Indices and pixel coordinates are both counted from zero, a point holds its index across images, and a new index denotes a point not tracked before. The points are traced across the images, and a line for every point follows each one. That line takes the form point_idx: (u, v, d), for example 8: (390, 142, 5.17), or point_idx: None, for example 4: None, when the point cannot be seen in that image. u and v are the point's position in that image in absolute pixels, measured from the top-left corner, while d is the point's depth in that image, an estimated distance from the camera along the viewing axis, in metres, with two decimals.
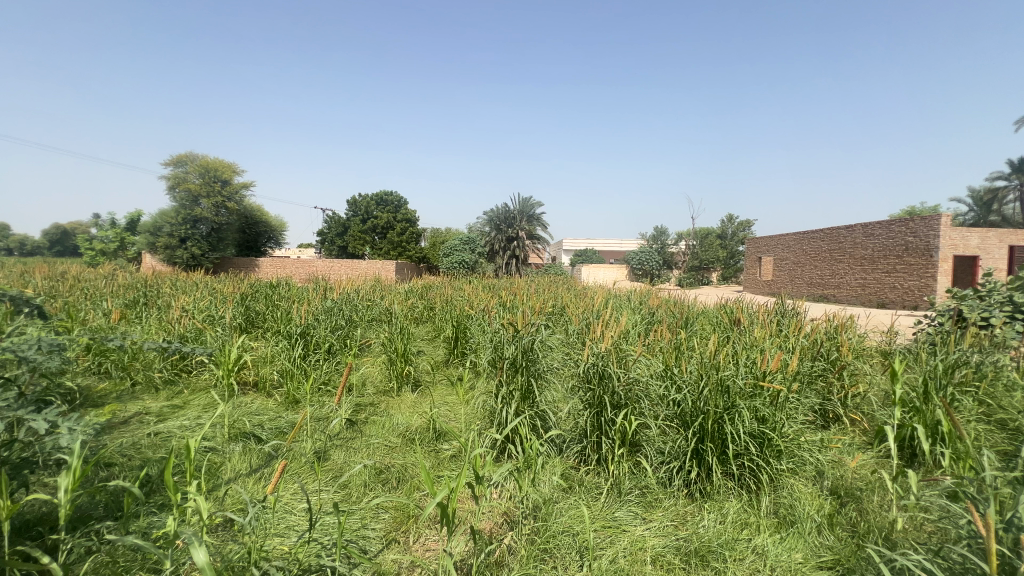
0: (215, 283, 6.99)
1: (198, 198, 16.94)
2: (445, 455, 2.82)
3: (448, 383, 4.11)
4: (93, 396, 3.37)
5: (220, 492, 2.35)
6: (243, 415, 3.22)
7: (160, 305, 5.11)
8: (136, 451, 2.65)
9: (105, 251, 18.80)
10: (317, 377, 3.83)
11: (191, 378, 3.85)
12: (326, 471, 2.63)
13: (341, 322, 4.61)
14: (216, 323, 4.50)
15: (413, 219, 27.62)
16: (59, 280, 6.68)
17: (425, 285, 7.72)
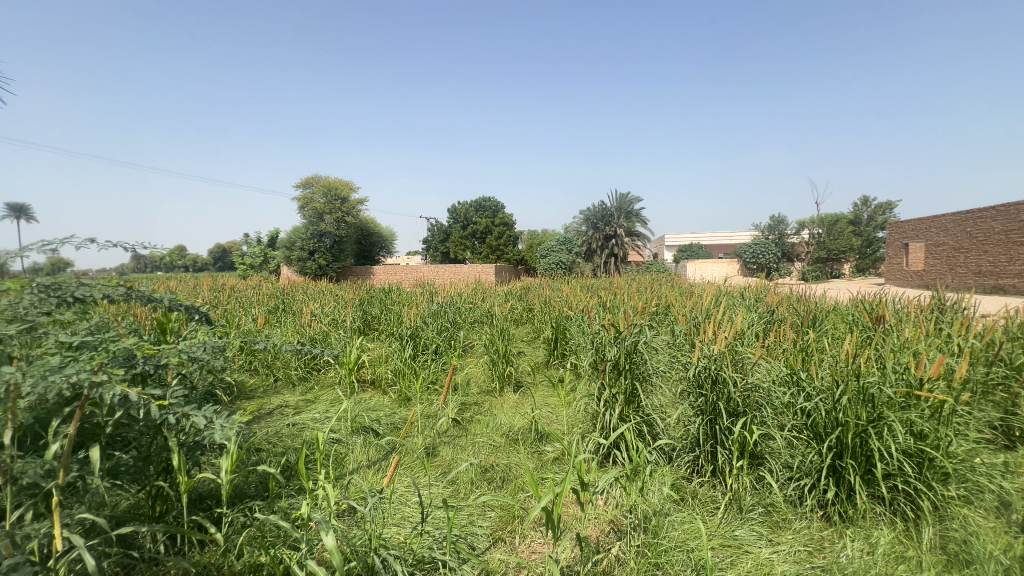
0: (338, 290, 7.80)
1: (323, 215, 19.06)
2: (548, 457, 2.82)
3: (549, 385, 4.10)
4: (246, 391, 3.93)
5: (346, 480, 2.58)
6: (363, 411, 3.52)
7: (295, 310, 5.81)
8: (278, 439, 3.03)
9: (253, 265, 22.14)
10: (426, 376, 4.05)
11: (320, 375, 4.32)
12: (436, 466, 2.77)
13: (446, 324, 4.84)
14: (340, 326, 4.99)
15: (510, 223, 28.26)
16: (221, 290, 8.01)
17: (524, 286, 7.83)
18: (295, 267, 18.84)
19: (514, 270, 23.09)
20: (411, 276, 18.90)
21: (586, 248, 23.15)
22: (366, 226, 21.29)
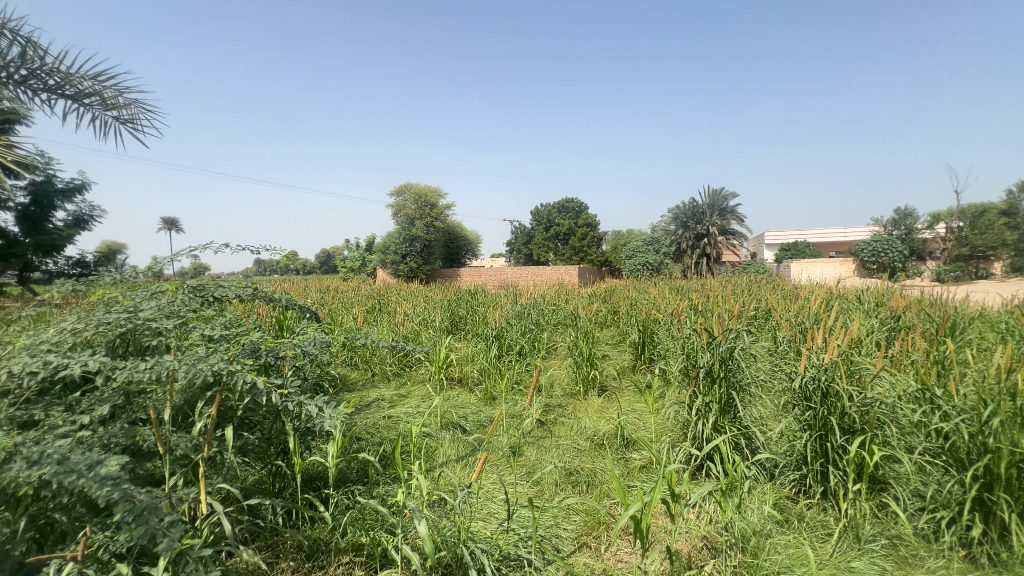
0: (429, 291, 8.22)
1: (414, 220, 20.19)
2: (635, 464, 2.73)
3: (635, 390, 3.97)
4: (349, 384, 4.29)
5: (436, 473, 2.71)
6: (451, 408, 3.67)
7: (390, 311, 6.22)
8: (376, 430, 3.26)
9: (353, 268, 24.08)
10: (511, 377, 4.13)
11: (412, 372, 4.59)
12: (521, 466, 2.80)
13: (530, 326, 4.89)
14: (430, 325, 5.25)
15: (593, 224, 27.86)
16: (327, 291, 8.80)
17: (609, 288, 7.65)
18: (390, 270, 20.18)
19: (598, 272, 22.70)
20: (495, 278, 19.35)
21: (674, 248, 22.08)
22: (453, 230, 22.19)
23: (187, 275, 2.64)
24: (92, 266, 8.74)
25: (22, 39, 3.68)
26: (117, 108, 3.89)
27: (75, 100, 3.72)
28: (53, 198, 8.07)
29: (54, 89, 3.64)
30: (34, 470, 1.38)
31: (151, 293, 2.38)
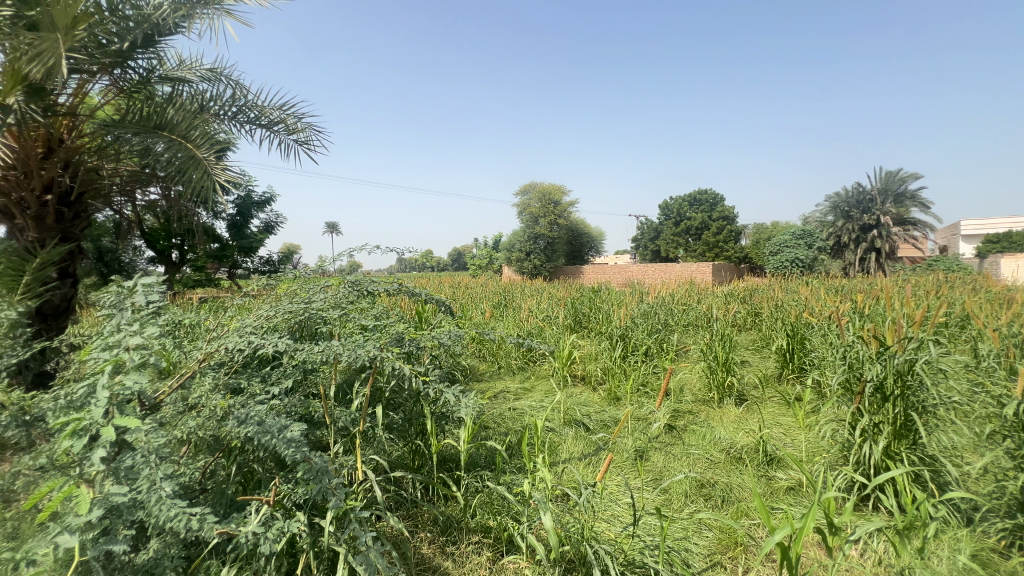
0: (552, 288, 8.33)
1: (538, 218, 20.59)
2: (779, 485, 2.44)
3: (781, 402, 3.54)
4: (478, 375, 4.55)
5: (560, 468, 2.74)
6: (575, 405, 3.67)
7: (515, 306, 6.44)
8: (502, 420, 3.41)
9: (482, 266, 25.56)
10: (636, 378, 3.98)
11: (536, 367, 4.69)
12: (647, 471, 2.69)
13: (657, 326, 4.66)
14: (553, 322, 5.32)
15: (730, 217, 25.50)
16: (459, 287, 9.44)
17: (749, 287, 6.94)
18: (515, 267, 20.89)
19: (735, 269, 20.72)
20: (619, 275, 18.83)
21: (832, 242, 19.16)
22: (577, 227, 22.14)
23: (347, 271, 3.05)
24: (277, 265, 10.59)
25: (234, 82, 4.58)
26: (297, 132, 4.64)
27: (268, 127, 4.53)
28: (252, 210, 9.95)
29: (254, 120, 4.48)
30: (243, 427, 1.72)
31: (320, 287, 2.79)
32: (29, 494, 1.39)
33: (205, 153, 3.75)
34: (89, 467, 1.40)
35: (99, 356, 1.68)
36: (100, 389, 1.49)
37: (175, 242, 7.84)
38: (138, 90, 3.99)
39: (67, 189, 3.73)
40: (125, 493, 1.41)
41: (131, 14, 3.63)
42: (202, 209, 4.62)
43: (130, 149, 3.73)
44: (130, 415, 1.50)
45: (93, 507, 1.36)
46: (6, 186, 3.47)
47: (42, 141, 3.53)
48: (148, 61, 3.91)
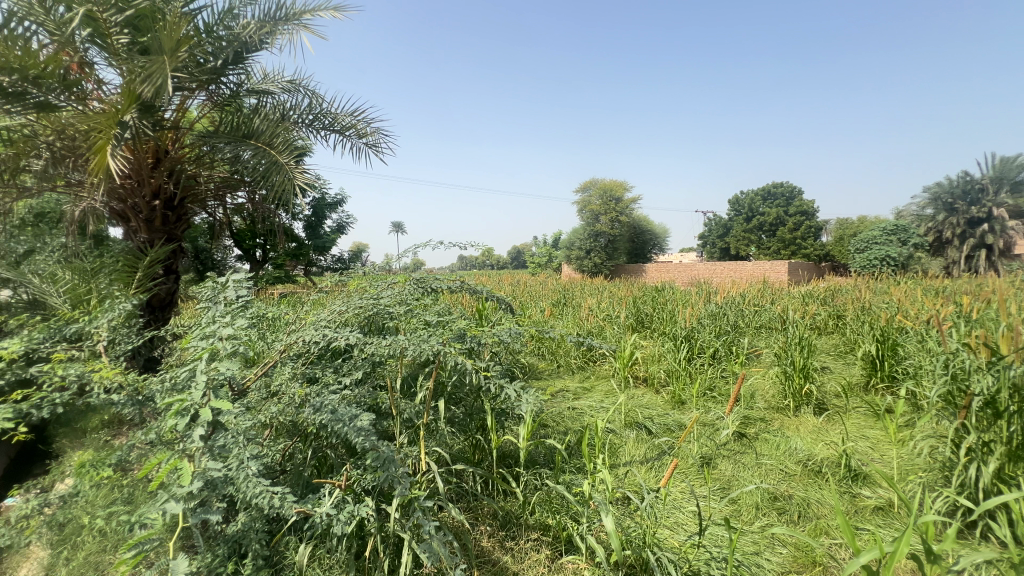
0: (613, 287, 8.16)
1: (599, 216, 20.24)
2: (866, 504, 2.24)
3: (868, 414, 3.24)
4: (537, 373, 4.55)
5: (621, 470, 2.69)
6: (636, 407, 3.58)
7: (575, 305, 6.37)
8: (562, 419, 3.39)
9: (541, 264, 25.56)
10: (703, 382, 3.81)
11: (596, 366, 4.62)
12: (714, 479, 2.57)
13: (725, 328, 4.43)
14: (614, 321, 5.21)
15: (809, 211, 23.67)
16: (518, 285, 9.52)
17: (831, 287, 6.41)
18: (575, 265, 20.68)
19: (815, 267, 19.21)
20: (684, 274, 18.09)
21: (932, 238, 17.23)
22: (639, 224, 21.52)
23: (412, 269, 3.17)
24: (348, 263, 11.22)
25: (310, 92, 4.90)
26: (366, 136, 4.88)
27: (340, 133, 4.80)
28: (325, 211, 10.62)
29: (329, 127, 4.77)
30: (319, 414, 1.85)
31: (387, 284, 2.92)
32: (144, 464, 1.57)
33: (286, 159, 4.05)
34: (190, 444, 1.56)
35: (198, 345, 1.87)
36: (199, 374, 1.66)
37: (260, 242, 8.53)
38: (229, 103, 4.38)
39: (171, 196, 4.17)
40: (220, 469, 1.56)
41: (224, 35, 4.00)
42: (283, 211, 4.98)
43: (223, 157, 4.10)
44: (224, 399, 1.66)
45: (194, 480, 1.51)
46: (122, 193, 3.91)
47: (152, 153, 3.93)
48: (237, 76, 4.27)
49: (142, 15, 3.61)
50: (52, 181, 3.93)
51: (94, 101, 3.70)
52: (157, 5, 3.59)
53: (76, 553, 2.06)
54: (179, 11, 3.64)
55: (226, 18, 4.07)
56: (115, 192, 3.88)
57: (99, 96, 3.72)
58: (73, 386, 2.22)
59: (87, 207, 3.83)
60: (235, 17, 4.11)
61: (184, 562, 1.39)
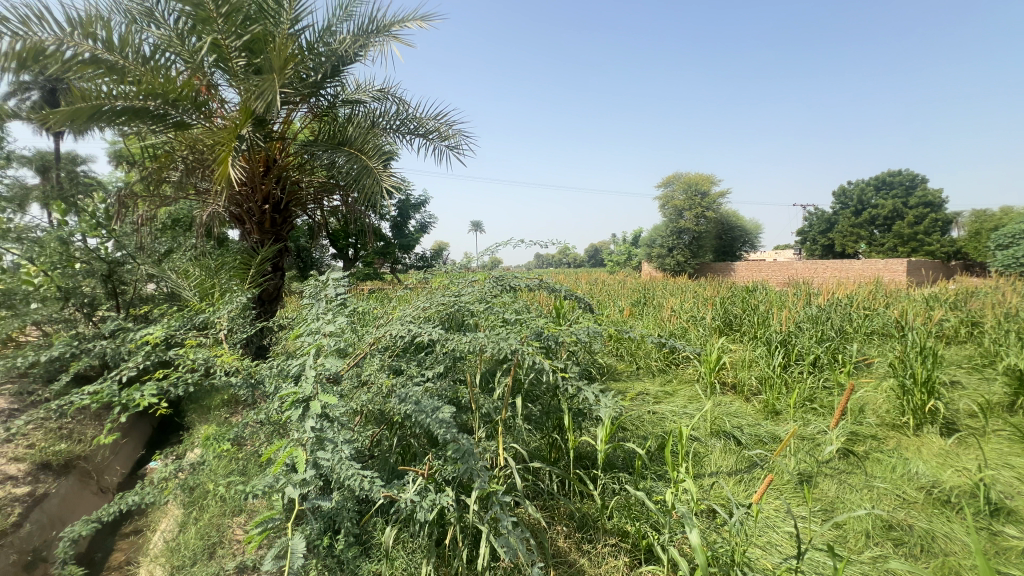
0: (698, 286, 7.72)
1: (682, 211, 19.26)
2: (1011, 545, 1.90)
3: (1013, 439, 2.77)
4: (615, 374, 4.43)
5: (706, 481, 2.53)
6: (723, 415, 3.35)
7: (656, 305, 6.12)
8: (642, 423, 3.27)
9: (619, 262, 24.99)
10: (801, 392, 3.48)
11: (679, 370, 4.40)
12: (814, 499, 2.34)
13: (829, 334, 4.01)
14: (699, 323, 4.92)
15: (936, 202, 20.72)
16: (596, 283, 9.36)
17: (964, 289, 5.55)
18: (655, 263, 19.90)
19: (941, 266, 16.77)
20: (778, 273, 16.66)
21: None
22: (727, 220, 20.17)
23: (491, 267, 3.23)
24: (430, 261, 11.74)
25: (397, 99, 5.17)
26: (449, 138, 5.04)
27: (424, 136, 5.02)
28: (409, 212, 11.18)
29: (414, 131, 5.00)
30: (404, 405, 1.94)
31: (468, 281, 3.00)
32: (266, 451, 1.76)
33: (375, 163, 4.31)
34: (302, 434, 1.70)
35: (306, 340, 2.03)
36: (307, 369, 1.79)
37: (351, 242, 9.18)
38: (327, 114, 4.75)
39: (278, 201, 4.62)
40: (326, 459, 1.70)
41: (323, 51, 4.34)
42: (372, 213, 5.32)
43: (322, 163, 4.47)
44: (329, 393, 1.77)
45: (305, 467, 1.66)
46: (240, 199, 4.40)
47: (264, 162, 4.38)
48: (334, 88, 4.62)
49: (257, 39, 4.03)
50: (187, 189, 4.51)
51: (218, 119, 4.18)
52: (269, 28, 3.99)
53: (202, 514, 2.35)
54: (287, 32, 4.01)
55: (325, 36, 4.41)
56: (234, 198, 4.38)
57: (223, 113, 4.17)
58: (201, 368, 2.53)
59: (212, 211, 4.36)
60: (333, 34, 4.45)
61: (300, 543, 1.56)
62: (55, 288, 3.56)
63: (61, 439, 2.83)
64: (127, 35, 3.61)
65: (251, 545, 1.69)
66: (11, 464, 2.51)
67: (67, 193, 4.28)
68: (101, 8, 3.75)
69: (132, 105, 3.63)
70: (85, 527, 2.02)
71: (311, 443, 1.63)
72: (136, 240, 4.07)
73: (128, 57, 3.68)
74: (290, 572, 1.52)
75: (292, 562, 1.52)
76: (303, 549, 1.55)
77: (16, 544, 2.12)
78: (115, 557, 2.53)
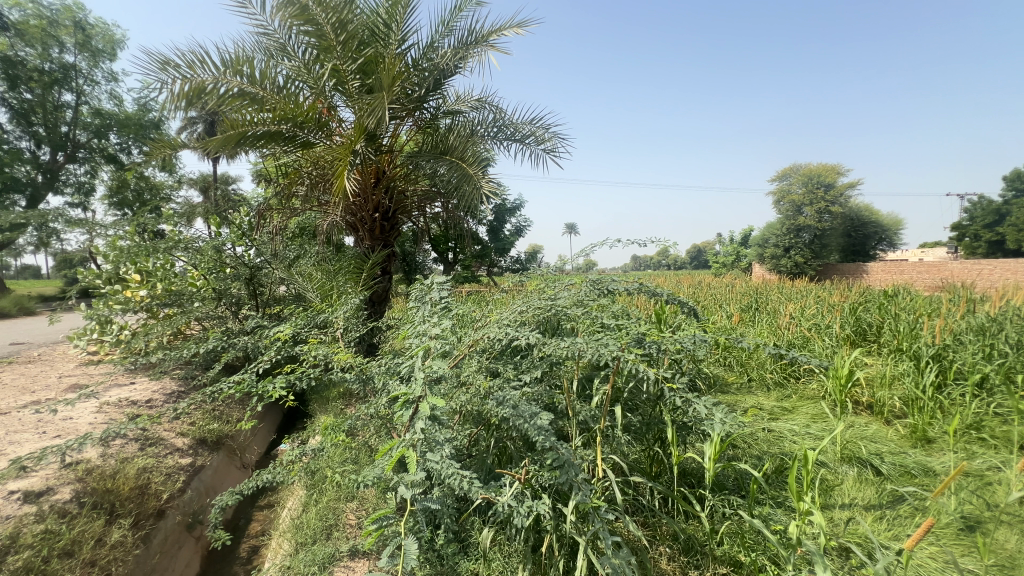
0: (823, 290, 6.86)
1: (801, 207, 17.36)
2: None
3: None
4: (723, 386, 4.08)
5: (838, 514, 2.21)
6: (858, 439, 2.91)
7: (771, 311, 5.54)
8: (755, 442, 2.96)
9: (726, 264, 23.24)
10: (964, 418, 2.90)
11: (800, 385, 3.92)
12: (987, 551, 1.92)
13: (1004, 349, 3.29)
14: (825, 332, 4.35)
15: None
16: (700, 286, 8.76)
17: None
18: (768, 264, 18.16)
19: None
20: (926, 275, 14.26)
21: None
22: (858, 214, 17.75)
23: (587, 270, 3.15)
24: (525, 264, 11.88)
25: (495, 106, 5.29)
26: (545, 142, 5.04)
27: (521, 141, 5.07)
28: (505, 216, 11.44)
29: (511, 137, 5.08)
30: (502, 408, 1.94)
31: (564, 285, 2.95)
32: (378, 448, 1.73)
33: (474, 170, 4.44)
34: (413, 435, 1.70)
35: (414, 342, 2.12)
36: (417, 371, 1.83)
37: (451, 247, 9.62)
38: (430, 125, 5.01)
39: (387, 209, 4.98)
40: (435, 462, 1.72)
41: (427, 66, 4.59)
42: (470, 218, 5.51)
43: (426, 172, 4.72)
44: (436, 394, 1.80)
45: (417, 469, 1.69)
46: (355, 208, 4.81)
47: (375, 174, 4.74)
48: (436, 101, 4.86)
49: (369, 61, 4.37)
50: (312, 201, 5.04)
51: (337, 136, 4.61)
52: (380, 50, 4.31)
53: (322, 497, 2.58)
54: (394, 52, 4.30)
55: (428, 52, 4.66)
56: (350, 207, 4.80)
57: (341, 132, 4.58)
58: (321, 363, 2.79)
59: (332, 221, 4.82)
60: (435, 49, 4.68)
61: (413, 545, 1.57)
62: (211, 289, 4.17)
63: (214, 419, 3.30)
64: (266, 69, 4.14)
65: (367, 541, 1.70)
66: (179, 438, 2.98)
67: (221, 209, 5.02)
68: (247, 48, 4.33)
69: (269, 129, 4.13)
70: (230, 498, 2.31)
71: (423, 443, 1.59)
72: (272, 248, 4.64)
73: (267, 89, 4.21)
74: (403, 573, 1.54)
75: (406, 564, 1.52)
76: (416, 551, 1.55)
77: (180, 507, 2.50)
78: (253, 527, 2.88)
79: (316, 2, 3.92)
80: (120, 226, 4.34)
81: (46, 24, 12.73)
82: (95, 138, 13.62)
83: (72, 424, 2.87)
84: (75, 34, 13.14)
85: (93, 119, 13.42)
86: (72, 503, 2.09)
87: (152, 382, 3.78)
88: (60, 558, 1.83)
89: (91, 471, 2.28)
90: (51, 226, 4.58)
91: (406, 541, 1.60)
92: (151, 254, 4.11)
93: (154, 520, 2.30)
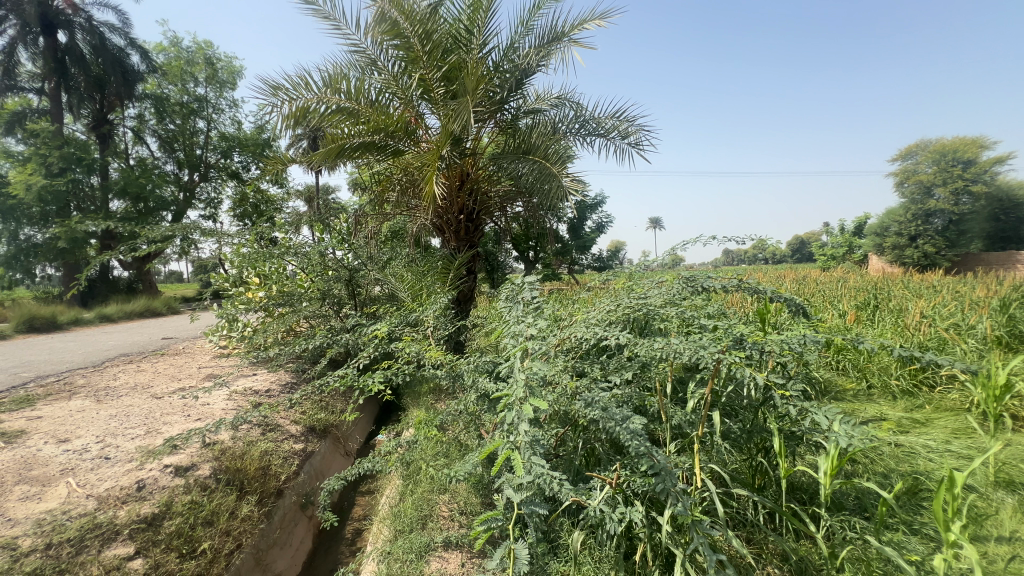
0: (962, 285, 5.92)
1: (931, 189, 15.15)
2: None
3: None
4: (837, 393, 3.66)
5: (996, 549, 1.86)
6: (1018, 461, 2.44)
7: (895, 308, 4.88)
8: (881, 458, 2.61)
9: (835, 257, 20.96)
10: None
11: (936, 394, 3.40)
12: None
13: None
14: (969, 334, 3.73)
15: None
16: (807, 282, 7.99)
17: None
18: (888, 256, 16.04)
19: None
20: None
21: None
22: (1007, 195, 15.11)
23: (676, 265, 2.96)
24: (609, 261, 11.68)
25: (576, 102, 5.21)
26: (630, 135, 4.86)
27: (604, 136, 4.94)
28: (586, 213, 11.29)
29: (593, 132, 4.97)
30: (591, 409, 1.88)
31: (654, 282, 2.81)
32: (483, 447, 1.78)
33: (557, 169, 4.40)
34: (517, 437, 1.73)
35: (505, 343, 2.14)
36: (515, 371, 1.84)
37: (532, 246, 9.67)
38: (511, 126, 5.06)
39: (471, 211, 5.11)
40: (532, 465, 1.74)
41: (508, 68, 4.64)
42: (552, 217, 5.48)
43: (509, 173, 4.78)
44: (531, 395, 1.81)
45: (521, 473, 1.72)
46: (441, 210, 5.00)
47: (459, 177, 4.89)
48: (517, 101, 4.91)
49: (454, 68, 4.52)
50: (402, 206, 5.32)
51: (423, 142, 4.81)
52: (463, 56, 4.43)
53: (416, 487, 2.69)
54: (477, 56, 4.39)
55: (509, 53, 4.70)
56: (437, 211, 5.01)
57: (428, 138, 4.78)
58: (414, 360, 2.91)
59: (420, 224, 5.06)
60: (516, 50, 4.71)
61: (523, 550, 1.63)
62: (317, 290, 4.57)
63: (321, 409, 3.61)
64: (360, 85, 4.44)
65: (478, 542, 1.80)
66: (293, 425, 3.30)
67: (324, 216, 5.47)
68: (344, 66, 4.67)
69: (365, 141, 4.41)
70: (337, 483, 2.50)
71: (528, 447, 1.60)
72: (368, 251, 4.97)
73: (362, 103, 4.51)
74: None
75: (517, 568, 1.58)
76: (525, 557, 1.60)
77: (295, 488, 2.77)
78: (356, 511, 3.12)
79: (405, 17, 4.13)
80: (243, 235, 4.90)
81: (185, 63, 14.84)
82: (222, 158, 15.60)
83: (210, 409, 3.30)
84: (206, 70, 15.18)
85: (221, 142, 15.41)
86: (211, 478, 2.40)
87: (270, 374, 4.23)
88: (203, 526, 2.11)
89: (224, 452, 2.60)
90: (190, 237, 5.31)
91: (516, 545, 1.65)
92: (267, 259, 4.61)
93: (274, 498, 2.56)
